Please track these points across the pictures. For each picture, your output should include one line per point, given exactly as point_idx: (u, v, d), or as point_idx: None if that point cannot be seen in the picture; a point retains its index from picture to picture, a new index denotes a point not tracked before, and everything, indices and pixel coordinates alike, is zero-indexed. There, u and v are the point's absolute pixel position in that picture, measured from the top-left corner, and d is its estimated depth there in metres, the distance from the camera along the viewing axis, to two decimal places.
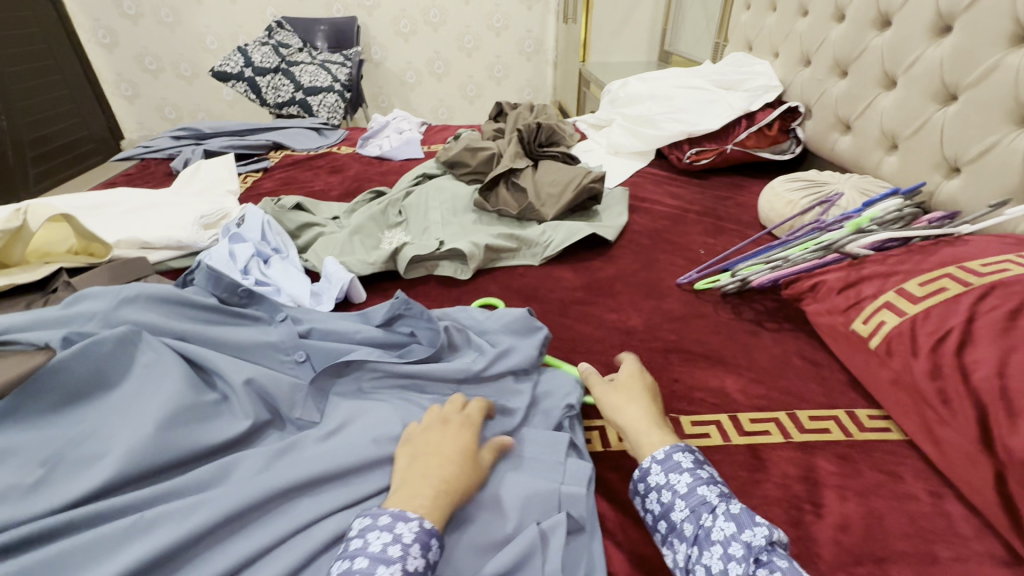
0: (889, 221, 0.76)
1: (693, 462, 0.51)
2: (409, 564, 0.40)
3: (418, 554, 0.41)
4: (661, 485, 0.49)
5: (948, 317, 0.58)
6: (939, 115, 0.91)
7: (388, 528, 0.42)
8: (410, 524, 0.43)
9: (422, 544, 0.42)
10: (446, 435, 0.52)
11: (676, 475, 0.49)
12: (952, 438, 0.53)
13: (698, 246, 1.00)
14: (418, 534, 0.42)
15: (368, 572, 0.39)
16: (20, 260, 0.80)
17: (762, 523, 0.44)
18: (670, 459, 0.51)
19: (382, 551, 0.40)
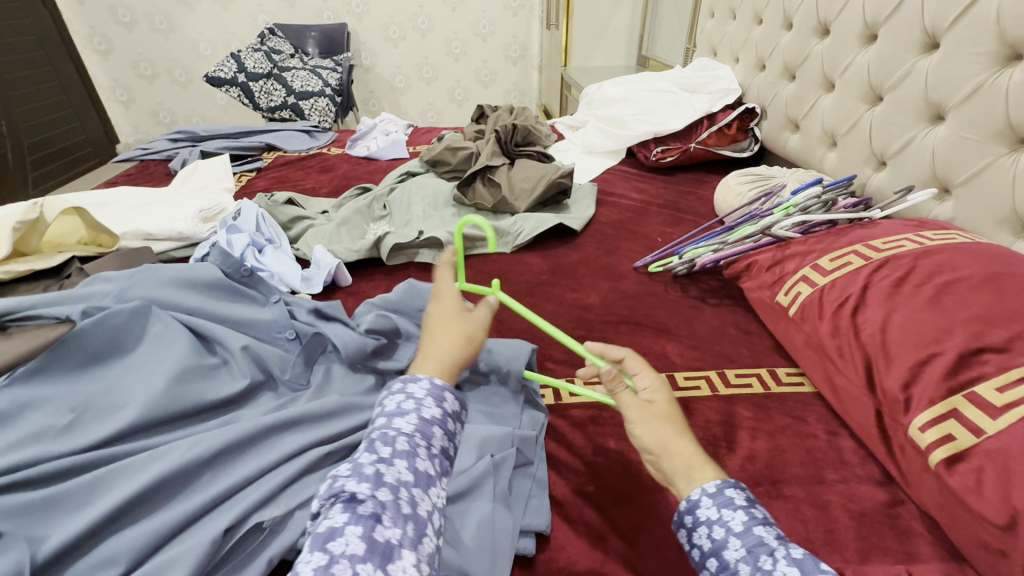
0: (811, 207, 0.87)
1: (747, 498, 0.43)
2: (425, 412, 0.47)
3: (434, 405, 0.48)
4: (712, 520, 0.42)
5: (848, 286, 0.68)
6: (868, 114, 1.02)
7: (401, 390, 0.49)
8: (421, 383, 0.50)
9: (436, 397, 0.48)
10: (442, 313, 0.56)
11: (730, 511, 0.42)
12: (845, 385, 0.63)
13: (656, 235, 1.10)
14: (430, 389, 0.49)
15: (386, 424, 0.46)
16: (37, 249, 0.88)
17: (828, 570, 0.37)
18: (723, 494, 0.43)
19: (398, 406, 0.47)
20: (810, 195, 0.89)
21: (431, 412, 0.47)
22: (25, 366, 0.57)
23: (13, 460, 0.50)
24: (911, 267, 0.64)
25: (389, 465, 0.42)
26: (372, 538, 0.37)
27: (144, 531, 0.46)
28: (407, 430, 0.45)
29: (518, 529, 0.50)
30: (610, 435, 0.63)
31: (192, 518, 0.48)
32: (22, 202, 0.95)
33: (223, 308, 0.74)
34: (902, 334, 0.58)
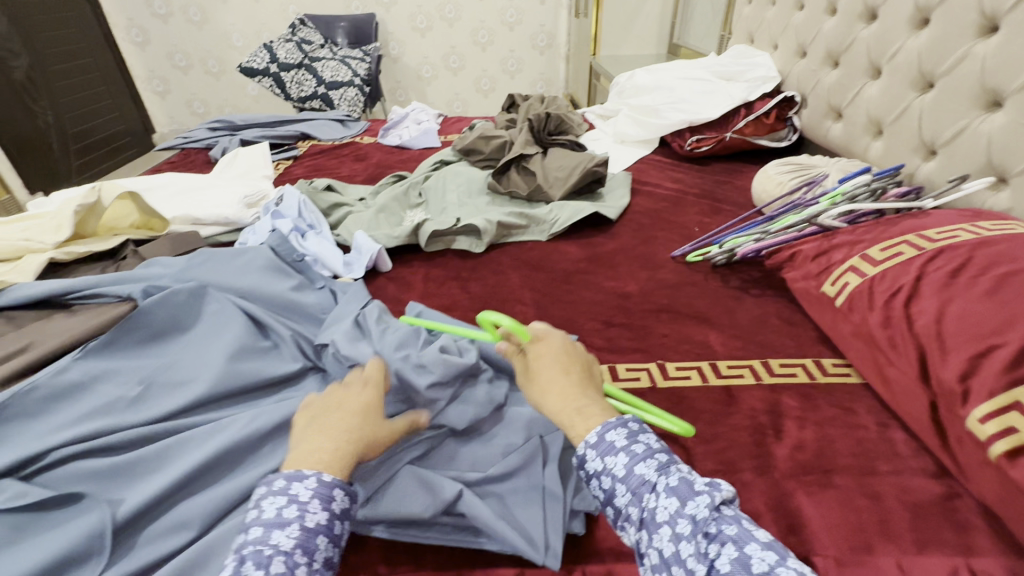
0: (860, 196, 0.84)
1: (627, 435, 0.44)
2: (308, 520, 0.40)
3: (319, 509, 0.41)
4: (599, 471, 0.43)
5: (901, 276, 0.66)
6: (918, 102, 0.99)
7: (284, 490, 0.41)
8: (307, 482, 0.42)
9: (322, 499, 0.41)
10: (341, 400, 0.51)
11: (612, 457, 0.43)
12: (896, 376, 0.62)
13: (693, 225, 1.09)
14: (316, 490, 0.42)
15: (263, 539, 0.39)
16: (94, 231, 0.92)
17: (703, 489, 0.39)
18: (603, 441, 0.44)
19: (277, 515, 0.40)
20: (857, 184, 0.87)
21: (316, 519, 0.40)
22: (97, 340, 0.60)
23: (89, 428, 0.52)
24: (967, 257, 0.63)
25: None
26: None
27: (202, 504, 0.48)
28: (285, 546, 0.39)
29: (570, 510, 0.51)
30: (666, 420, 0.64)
31: (243, 498, 0.50)
32: (79, 187, 0.99)
33: (271, 286, 0.76)
34: (959, 325, 0.57)
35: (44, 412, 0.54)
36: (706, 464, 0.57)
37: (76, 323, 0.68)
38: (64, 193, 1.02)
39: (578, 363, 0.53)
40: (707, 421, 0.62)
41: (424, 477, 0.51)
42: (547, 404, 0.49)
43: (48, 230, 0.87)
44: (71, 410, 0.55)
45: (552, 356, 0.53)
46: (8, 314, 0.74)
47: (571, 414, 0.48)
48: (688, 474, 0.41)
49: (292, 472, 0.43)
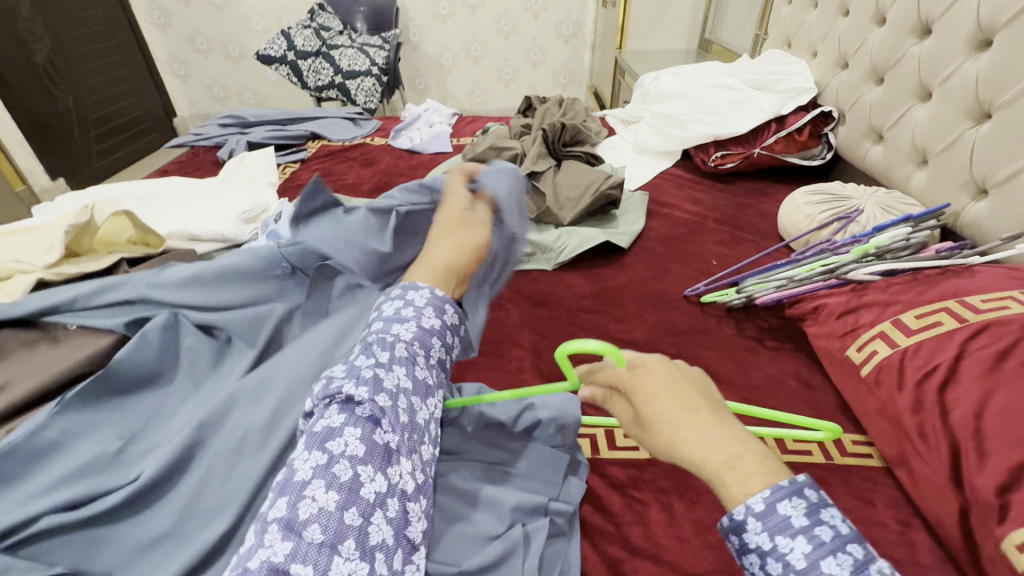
0: (896, 248, 0.76)
1: (807, 514, 0.38)
2: (424, 321, 0.55)
3: (432, 315, 0.56)
4: (766, 550, 0.38)
5: (938, 352, 0.59)
6: (971, 134, 0.89)
7: (400, 298, 0.57)
8: (422, 294, 0.58)
9: (436, 307, 0.57)
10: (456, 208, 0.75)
11: (785, 539, 0.37)
12: (923, 470, 0.56)
13: (711, 257, 1.02)
14: (431, 300, 0.58)
15: (386, 328, 0.53)
16: (89, 248, 0.90)
17: None
18: (774, 515, 0.38)
19: (395, 316, 0.55)
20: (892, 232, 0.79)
21: (429, 323, 0.56)
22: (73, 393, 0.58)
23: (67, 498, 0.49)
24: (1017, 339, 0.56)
25: (386, 372, 0.49)
26: (371, 441, 0.44)
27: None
28: (403, 339, 0.52)
29: None
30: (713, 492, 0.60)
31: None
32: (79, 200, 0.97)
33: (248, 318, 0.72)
34: (1001, 425, 0.51)
35: (19, 478, 0.51)
36: (702, 563, 0.52)
37: (53, 360, 0.66)
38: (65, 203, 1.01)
39: (695, 390, 0.44)
40: (708, 506, 0.57)
41: None
42: (683, 454, 0.41)
43: (39, 250, 0.85)
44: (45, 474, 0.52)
45: (665, 384, 0.44)
46: None
47: (722, 468, 0.40)
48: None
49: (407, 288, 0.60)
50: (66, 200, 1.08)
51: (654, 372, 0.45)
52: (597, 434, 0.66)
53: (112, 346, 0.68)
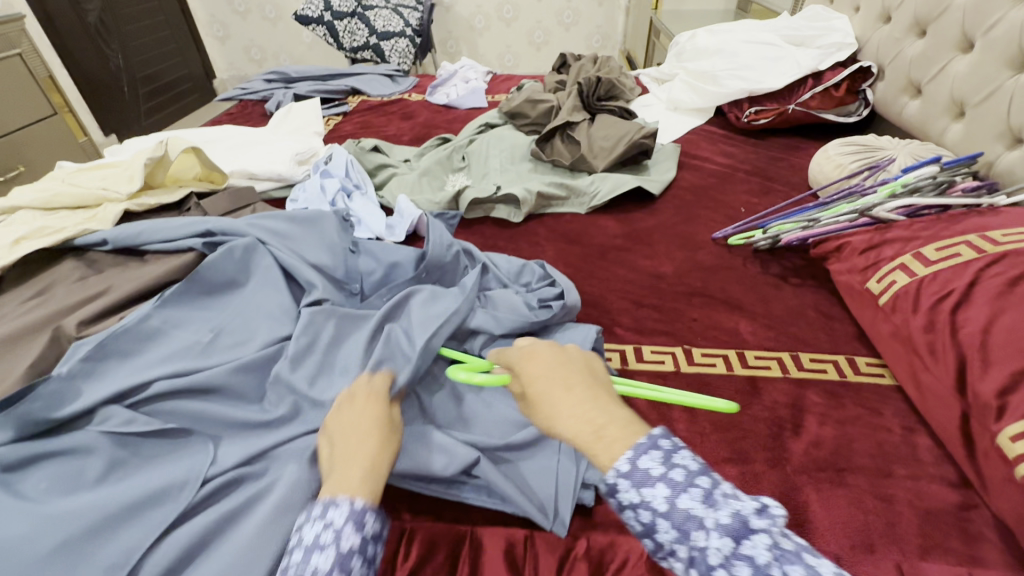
0: (923, 189, 0.80)
1: (663, 459, 0.40)
2: (343, 543, 0.41)
3: (353, 533, 0.41)
4: (635, 503, 0.39)
5: (953, 279, 0.63)
6: (1010, 83, 0.89)
7: (320, 518, 0.42)
8: (342, 508, 0.42)
9: (356, 523, 0.42)
10: (357, 410, 0.52)
11: (648, 489, 0.39)
12: (930, 383, 0.60)
13: (739, 206, 1.05)
14: (350, 515, 0.42)
15: (303, 560, 0.40)
16: (161, 182, 0.99)
17: (762, 530, 0.35)
18: (636, 470, 0.40)
19: (315, 539, 0.41)
20: (920, 176, 0.82)
21: (351, 542, 0.41)
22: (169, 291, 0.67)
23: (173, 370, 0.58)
24: None
25: None
26: None
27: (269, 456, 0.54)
28: (323, 568, 0.40)
29: (581, 480, 0.54)
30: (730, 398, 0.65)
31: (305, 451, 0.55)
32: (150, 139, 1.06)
33: (307, 243, 0.80)
34: (1007, 339, 0.55)
35: (131, 354, 0.61)
36: (719, 452, 0.59)
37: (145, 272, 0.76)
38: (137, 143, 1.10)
39: (577, 373, 0.49)
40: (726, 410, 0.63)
41: (440, 441, 0.54)
42: (559, 427, 0.45)
43: (122, 181, 0.93)
44: (151, 353, 0.61)
45: (550, 365, 0.50)
46: (90, 258, 0.83)
47: (590, 438, 0.43)
48: (733, 501, 0.37)
49: (327, 499, 0.43)
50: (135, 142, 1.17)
51: (541, 359, 0.51)
52: (626, 348, 0.72)
53: (195, 261, 0.77)
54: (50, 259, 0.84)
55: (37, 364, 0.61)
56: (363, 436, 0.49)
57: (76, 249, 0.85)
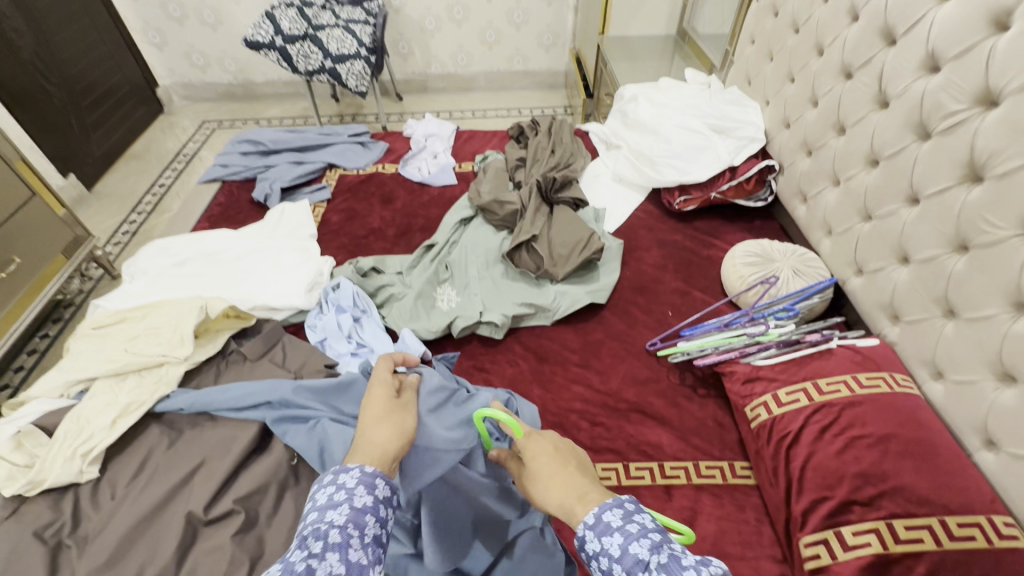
0: (787, 339, 1.12)
1: (622, 518, 0.60)
2: (356, 501, 0.60)
3: (364, 492, 0.61)
4: (598, 551, 0.59)
5: (791, 422, 0.98)
6: (859, 228, 1.20)
7: (334, 483, 0.62)
8: (353, 473, 0.63)
9: (366, 485, 0.62)
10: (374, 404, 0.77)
11: (608, 538, 0.59)
12: (771, 493, 0.97)
13: (669, 306, 1.35)
14: (360, 477, 0.63)
15: (322, 515, 0.58)
16: (203, 331, 1.20)
17: (688, 568, 0.53)
18: (601, 522, 0.60)
19: (330, 500, 0.60)
20: (787, 327, 1.15)
21: (362, 501, 0.60)
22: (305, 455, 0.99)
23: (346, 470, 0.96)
24: (835, 416, 0.94)
25: (322, 556, 0.53)
26: (349, 560, 0.54)
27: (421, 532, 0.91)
28: (339, 522, 0.57)
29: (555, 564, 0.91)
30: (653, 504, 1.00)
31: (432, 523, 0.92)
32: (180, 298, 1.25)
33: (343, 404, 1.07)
34: (813, 475, 0.91)
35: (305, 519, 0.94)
36: None
37: (229, 439, 1.02)
38: (165, 297, 1.30)
39: (571, 455, 0.73)
40: None
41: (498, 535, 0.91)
42: (554, 494, 0.67)
43: (175, 344, 1.13)
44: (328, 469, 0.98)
45: (544, 445, 0.73)
46: (169, 420, 1.07)
47: (574, 499, 0.65)
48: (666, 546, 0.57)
49: (337, 469, 0.64)
50: (157, 286, 1.37)
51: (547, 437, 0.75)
52: None
53: (262, 429, 1.03)
54: (136, 424, 1.06)
55: (181, 543, 0.88)
56: (381, 417, 0.74)
57: (157, 412, 1.08)
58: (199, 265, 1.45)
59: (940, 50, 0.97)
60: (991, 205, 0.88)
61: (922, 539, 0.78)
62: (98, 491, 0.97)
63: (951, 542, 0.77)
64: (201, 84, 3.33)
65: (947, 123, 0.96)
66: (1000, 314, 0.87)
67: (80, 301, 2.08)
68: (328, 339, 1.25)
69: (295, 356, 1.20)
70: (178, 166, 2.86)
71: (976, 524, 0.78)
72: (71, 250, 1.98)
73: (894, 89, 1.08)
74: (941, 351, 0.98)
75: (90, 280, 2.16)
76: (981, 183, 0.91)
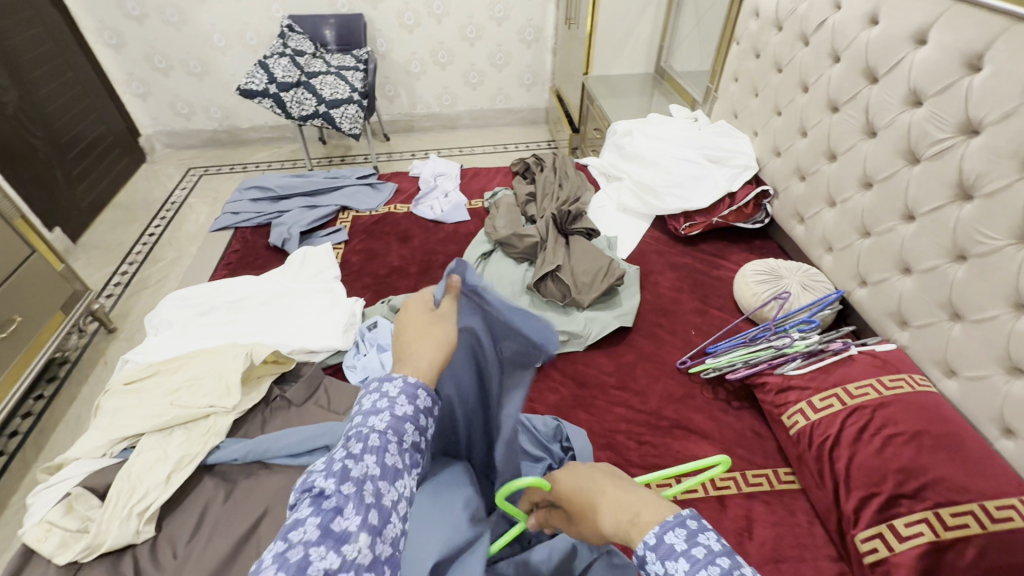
0: (810, 350, 1.21)
1: (687, 538, 0.54)
2: (397, 409, 0.59)
3: (406, 402, 0.60)
4: (660, 573, 0.54)
5: (829, 426, 1.06)
6: (858, 244, 1.32)
7: (378, 391, 0.61)
8: (396, 383, 0.62)
9: (408, 395, 0.61)
10: (417, 323, 0.72)
11: (672, 562, 0.53)
12: (819, 495, 1.04)
13: (691, 326, 1.43)
14: (404, 388, 0.61)
15: (364, 420, 0.57)
16: (245, 379, 1.20)
17: None
18: (663, 543, 0.55)
19: (373, 406, 0.59)
20: (810, 338, 1.23)
21: (402, 410, 0.59)
22: None
23: None
24: (870, 418, 1.02)
25: (357, 460, 0.52)
26: (385, 463, 0.54)
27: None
28: (380, 427, 0.57)
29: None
30: (712, 517, 1.04)
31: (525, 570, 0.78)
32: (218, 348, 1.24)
33: None
34: (857, 474, 0.98)
35: None
36: None
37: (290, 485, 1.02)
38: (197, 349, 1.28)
39: (603, 476, 0.65)
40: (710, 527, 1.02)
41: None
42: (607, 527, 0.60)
43: (222, 393, 1.12)
44: None
45: (578, 477, 0.67)
46: (223, 472, 1.06)
47: (629, 524, 0.58)
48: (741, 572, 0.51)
49: (384, 377, 0.63)
50: (184, 338, 1.35)
51: (575, 477, 0.67)
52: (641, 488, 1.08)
53: None
54: (189, 479, 1.04)
55: None
56: (423, 332, 0.70)
57: (208, 464, 1.06)
58: (225, 313, 1.44)
59: (922, 88, 1.11)
60: (984, 220, 1.00)
61: (968, 524, 0.84)
62: (157, 550, 0.94)
63: (994, 524, 0.83)
64: (186, 132, 3.32)
65: (935, 150, 1.09)
66: (1003, 314, 0.97)
67: (76, 356, 2.01)
68: (370, 377, 1.26)
69: (340, 399, 1.20)
70: (167, 214, 2.81)
71: (1012, 506, 0.85)
72: (69, 305, 1.92)
73: (881, 120, 1.22)
74: (952, 351, 1.08)
75: (86, 335, 2.09)
76: (971, 201, 1.03)
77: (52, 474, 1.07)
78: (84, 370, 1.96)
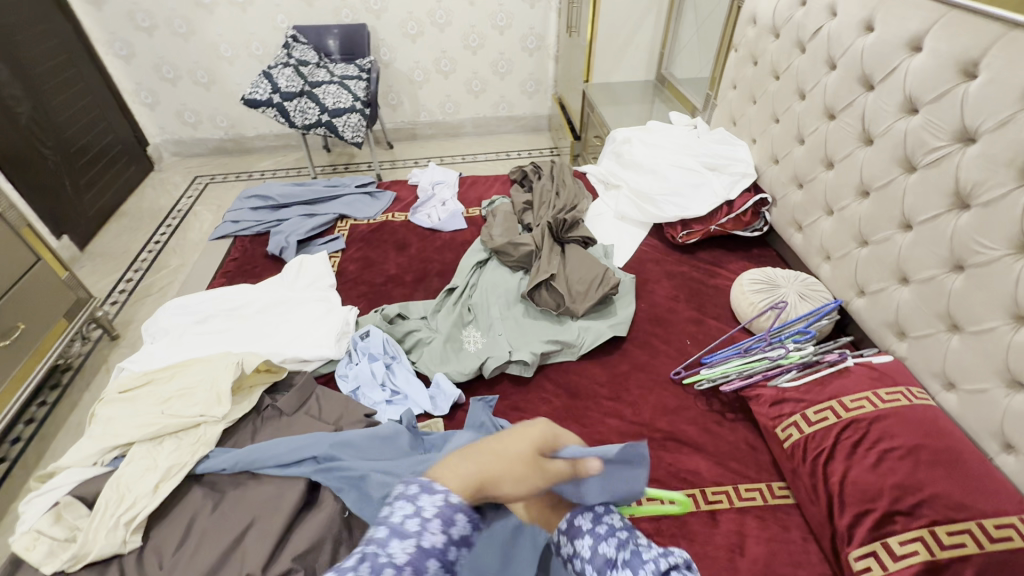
0: (805, 361, 1.19)
1: (592, 519, 0.74)
2: (427, 538, 0.59)
3: (437, 531, 0.59)
4: (572, 551, 0.72)
5: (823, 440, 1.04)
6: (856, 253, 1.30)
7: (411, 502, 0.61)
8: (431, 498, 0.62)
9: (441, 520, 0.60)
10: (499, 443, 0.69)
11: (580, 539, 0.72)
12: (812, 510, 1.02)
13: (686, 336, 1.42)
14: (437, 510, 0.61)
15: (386, 541, 0.58)
16: (236, 388, 1.20)
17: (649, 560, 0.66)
18: (573, 526, 0.73)
19: (401, 525, 0.59)
20: (805, 349, 1.21)
21: (430, 541, 0.58)
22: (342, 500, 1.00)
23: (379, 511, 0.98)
24: (865, 431, 1.00)
25: None
26: None
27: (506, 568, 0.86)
28: (399, 559, 0.56)
29: None
30: (704, 532, 1.02)
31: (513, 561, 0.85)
32: (211, 357, 1.25)
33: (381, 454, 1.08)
34: (852, 490, 0.95)
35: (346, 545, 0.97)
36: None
37: (278, 496, 1.02)
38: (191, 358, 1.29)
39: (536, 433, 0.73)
40: (701, 542, 1.00)
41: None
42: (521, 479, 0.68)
43: (211, 403, 1.13)
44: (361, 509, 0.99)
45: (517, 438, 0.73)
46: (211, 482, 1.06)
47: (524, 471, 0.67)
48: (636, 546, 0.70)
49: (425, 485, 0.63)
50: (180, 346, 1.36)
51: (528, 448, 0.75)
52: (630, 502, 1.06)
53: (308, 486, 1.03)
54: (177, 488, 1.05)
55: None
56: (497, 455, 0.68)
57: (197, 474, 1.07)
58: (221, 321, 1.45)
59: (917, 95, 1.10)
60: (981, 230, 0.98)
61: (965, 543, 0.82)
62: (143, 561, 0.94)
63: (992, 543, 0.80)
64: (193, 140, 3.36)
65: (931, 158, 1.07)
66: (1002, 326, 0.95)
67: (80, 362, 2.04)
68: (361, 388, 1.26)
69: (330, 408, 1.20)
70: (173, 222, 2.85)
71: (1011, 524, 0.82)
72: (72, 313, 1.95)
73: (877, 128, 1.20)
74: (951, 363, 1.06)
75: (89, 341, 2.12)
76: (968, 210, 1.01)
77: (44, 482, 1.07)
78: (86, 377, 1.99)
